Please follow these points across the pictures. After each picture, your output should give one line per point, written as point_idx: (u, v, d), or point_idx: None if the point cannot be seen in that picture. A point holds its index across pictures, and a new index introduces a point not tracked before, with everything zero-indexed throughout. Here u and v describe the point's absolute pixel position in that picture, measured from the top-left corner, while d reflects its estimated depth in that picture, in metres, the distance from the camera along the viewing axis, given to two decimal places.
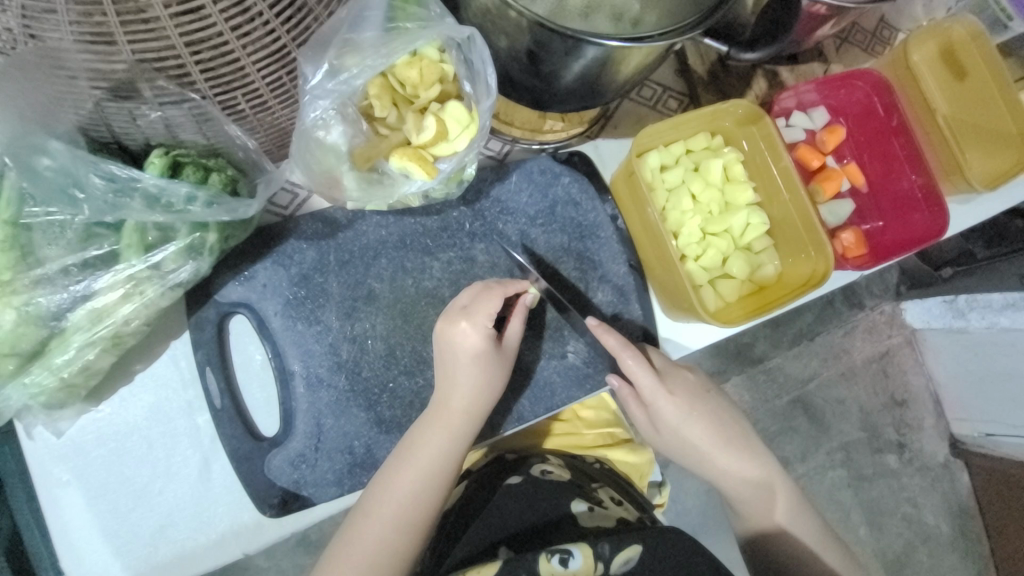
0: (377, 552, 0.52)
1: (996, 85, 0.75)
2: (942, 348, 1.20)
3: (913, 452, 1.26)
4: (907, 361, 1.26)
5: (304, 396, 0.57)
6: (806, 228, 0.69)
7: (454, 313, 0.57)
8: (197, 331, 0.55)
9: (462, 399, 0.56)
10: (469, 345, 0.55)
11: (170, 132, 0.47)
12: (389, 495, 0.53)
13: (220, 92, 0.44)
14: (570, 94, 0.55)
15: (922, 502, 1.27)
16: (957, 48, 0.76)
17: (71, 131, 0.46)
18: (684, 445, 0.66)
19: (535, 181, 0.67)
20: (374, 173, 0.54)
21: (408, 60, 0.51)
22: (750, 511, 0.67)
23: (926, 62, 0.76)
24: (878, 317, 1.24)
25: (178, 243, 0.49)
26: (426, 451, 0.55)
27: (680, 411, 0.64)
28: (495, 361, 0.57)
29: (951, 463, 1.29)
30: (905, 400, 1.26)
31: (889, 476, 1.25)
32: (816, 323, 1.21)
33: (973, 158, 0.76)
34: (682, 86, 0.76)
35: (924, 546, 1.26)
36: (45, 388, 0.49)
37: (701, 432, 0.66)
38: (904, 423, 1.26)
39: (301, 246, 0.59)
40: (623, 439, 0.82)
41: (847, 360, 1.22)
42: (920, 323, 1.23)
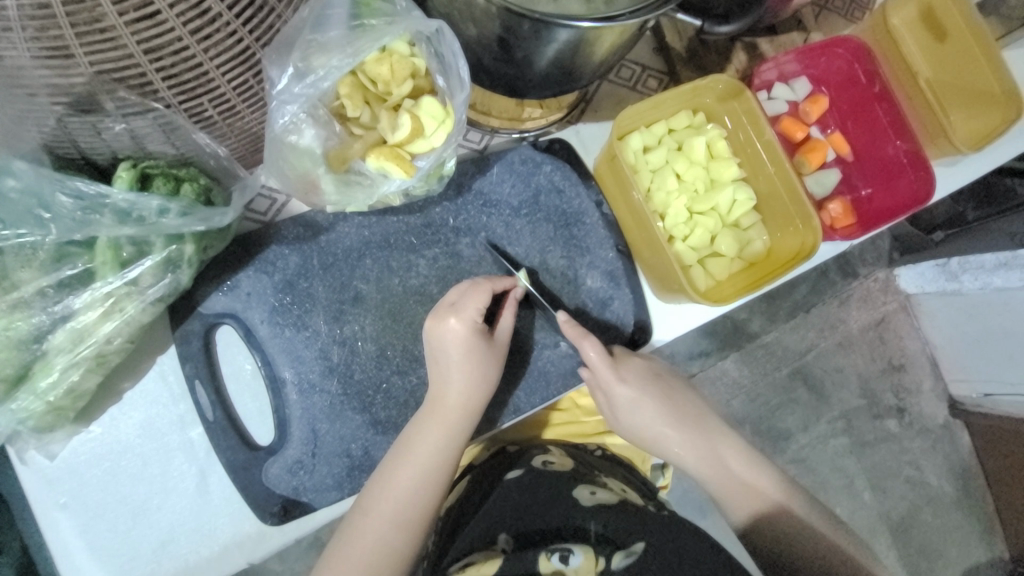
0: (380, 550, 0.53)
1: (978, 44, 0.74)
2: (938, 312, 1.21)
3: (913, 416, 1.27)
4: (903, 327, 1.26)
5: (297, 402, 0.57)
6: (792, 201, 0.68)
7: (443, 310, 0.56)
8: (184, 345, 0.54)
9: (457, 395, 0.55)
10: (460, 340, 0.55)
11: (137, 144, 0.46)
12: (390, 494, 0.53)
13: (185, 100, 0.43)
14: (545, 80, 0.54)
15: (925, 464, 1.28)
16: (938, 9, 0.75)
17: (36, 151, 0.45)
18: (646, 431, 0.66)
19: (517, 171, 0.66)
20: (350, 174, 0.52)
21: (378, 56, 0.50)
22: (739, 496, 0.64)
23: (907, 25, 0.75)
24: (872, 285, 1.24)
25: (155, 257, 0.48)
26: (423, 450, 0.54)
27: (637, 394, 0.64)
28: (488, 355, 0.57)
29: (951, 424, 1.30)
30: (903, 366, 1.27)
31: (891, 441, 1.27)
32: (811, 295, 1.21)
33: (958, 119, 0.75)
34: (660, 64, 0.75)
35: (929, 507, 1.28)
36: (33, 413, 0.48)
37: (658, 415, 0.65)
38: (903, 388, 1.27)
39: (283, 252, 0.58)
40: None
41: (844, 330, 1.23)
42: (914, 288, 1.23)
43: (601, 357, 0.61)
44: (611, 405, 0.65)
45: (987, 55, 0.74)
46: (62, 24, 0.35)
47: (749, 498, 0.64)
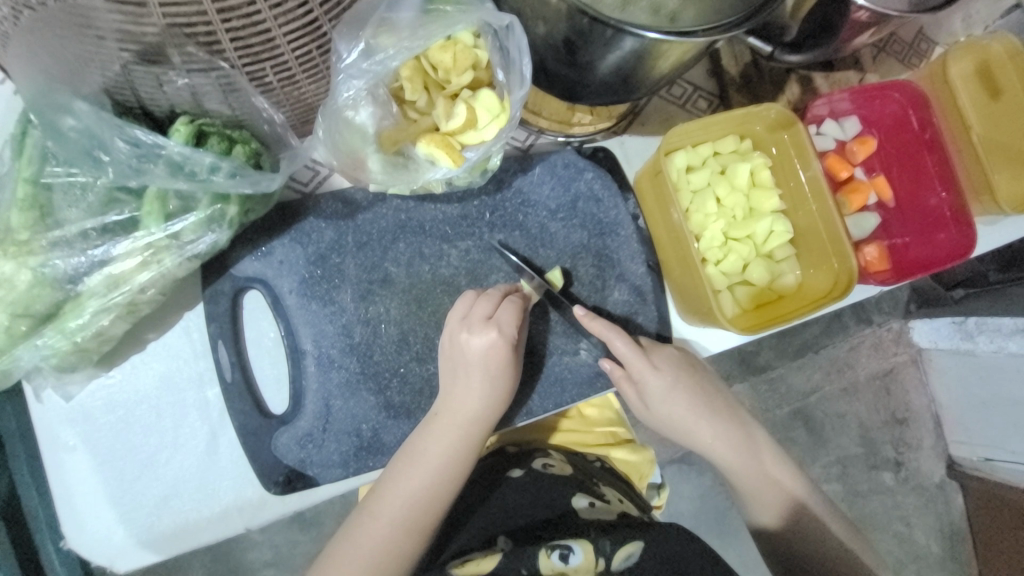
0: (382, 557, 0.52)
1: None
2: (949, 370, 1.19)
3: (910, 471, 1.26)
4: (912, 380, 1.25)
5: (314, 375, 0.56)
6: (831, 240, 0.68)
7: (476, 324, 0.55)
8: (212, 304, 0.55)
9: (469, 411, 0.55)
10: (489, 356, 0.55)
11: (197, 101, 0.47)
12: (394, 498, 0.53)
13: (249, 63, 0.43)
14: (604, 87, 0.53)
15: (915, 522, 1.26)
16: (996, 65, 0.75)
17: (97, 94, 0.45)
18: (674, 419, 0.67)
19: (558, 174, 0.66)
20: (399, 156, 0.53)
21: (443, 43, 0.50)
22: (764, 502, 0.67)
23: (967, 77, 0.74)
24: (884, 334, 1.22)
25: (199, 214, 0.48)
26: (433, 456, 0.54)
27: (670, 384, 0.64)
28: (500, 374, 0.56)
29: (947, 485, 1.28)
30: (906, 419, 1.25)
31: (885, 493, 1.25)
32: (822, 336, 1.20)
33: (1003, 180, 0.73)
34: (712, 86, 0.74)
35: (913, 565, 1.26)
36: (58, 351, 0.48)
37: (693, 408, 0.66)
38: (903, 442, 1.25)
39: (319, 224, 0.58)
40: (624, 439, 0.82)
41: (851, 376, 1.21)
42: (926, 342, 1.22)
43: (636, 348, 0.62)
44: (644, 394, 0.64)
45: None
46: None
47: (777, 499, 0.67)
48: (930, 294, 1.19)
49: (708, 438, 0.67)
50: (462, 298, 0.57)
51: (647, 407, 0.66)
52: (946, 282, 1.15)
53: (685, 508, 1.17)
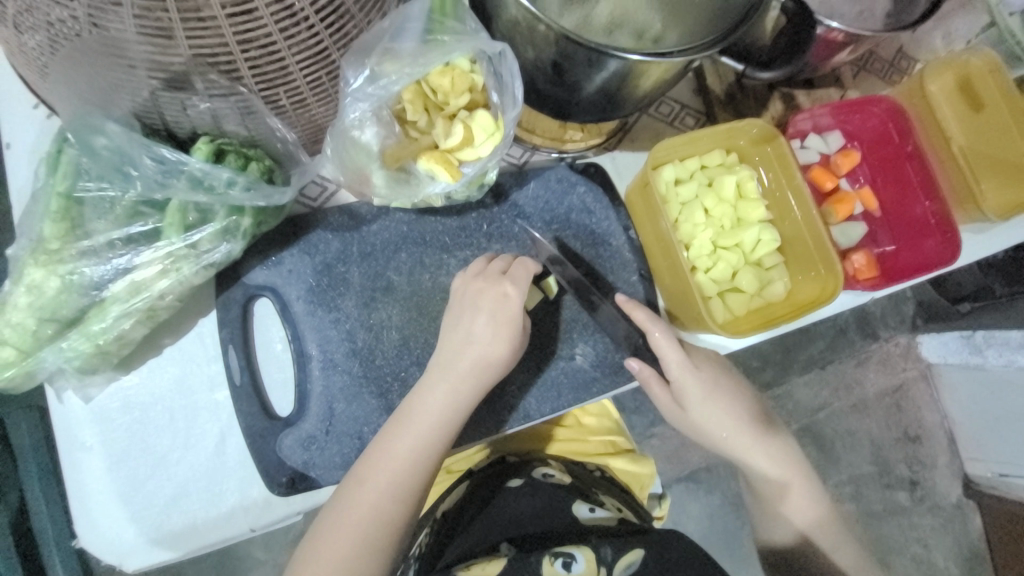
0: (377, 510, 0.54)
1: (1011, 117, 0.77)
2: (958, 385, 1.19)
3: (925, 490, 1.24)
4: (921, 396, 1.24)
5: (319, 379, 0.59)
6: (817, 247, 0.70)
7: (469, 322, 0.58)
8: (224, 310, 0.58)
9: (471, 364, 0.57)
10: (482, 354, 0.57)
11: (216, 123, 0.51)
12: (392, 454, 0.55)
13: (264, 88, 0.47)
14: (591, 105, 0.57)
15: (933, 542, 1.24)
16: (973, 80, 0.78)
17: (127, 117, 0.49)
18: (713, 427, 0.68)
19: (552, 188, 0.69)
20: (402, 172, 0.57)
21: (442, 69, 0.54)
22: (777, 519, 0.71)
23: (945, 92, 0.77)
24: (892, 349, 1.23)
25: (215, 225, 0.52)
26: (431, 411, 0.56)
27: (706, 391, 0.66)
28: (505, 330, 0.58)
29: (963, 504, 1.26)
30: (917, 436, 1.24)
31: (900, 513, 1.23)
32: (828, 351, 1.20)
33: (988, 188, 0.75)
34: (698, 104, 0.79)
35: None
36: (81, 353, 0.52)
37: (720, 422, 0.68)
38: (916, 459, 1.24)
39: (326, 236, 0.62)
40: (623, 449, 0.83)
41: (859, 392, 1.21)
42: (935, 358, 1.22)
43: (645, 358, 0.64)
44: (677, 398, 0.67)
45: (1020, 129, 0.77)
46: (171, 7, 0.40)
47: (789, 521, 0.70)
48: (937, 308, 1.20)
49: (741, 448, 0.69)
50: (470, 261, 0.61)
51: (682, 411, 0.68)
52: (951, 297, 1.16)
53: (692, 525, 1.16)
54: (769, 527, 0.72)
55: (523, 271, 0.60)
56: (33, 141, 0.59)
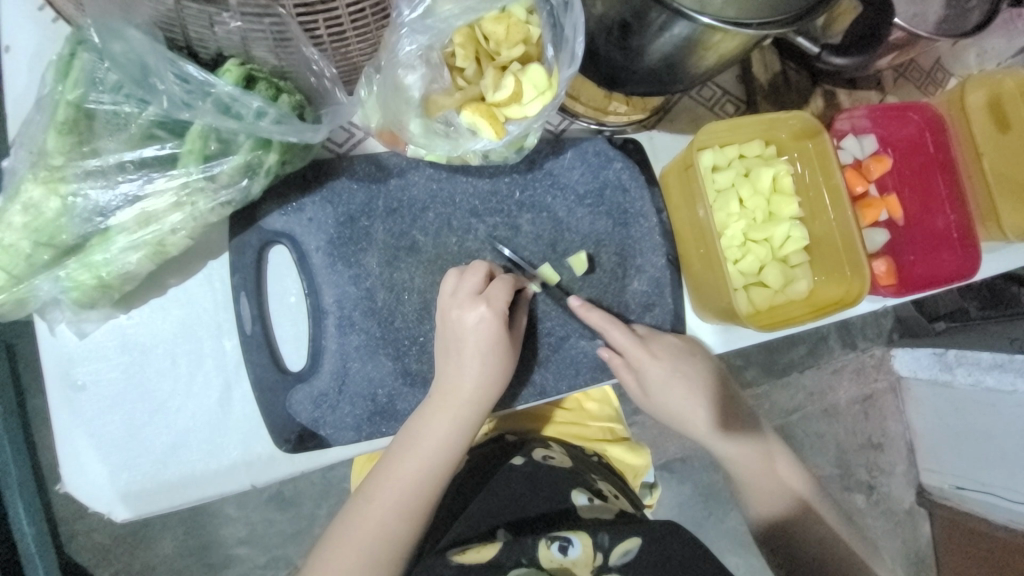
0: (378, 537, 0.52)
1: None
2: (925, 400, 1.23)
3: (881, 495, 1.29)
4: (889, 407, 1.28)
5: (334, 336, 0.56)
6: (845, 249, 0.70)
7: (465, 299, 0.55)
8: (238, 254, 0.54)
9: (470, 386, 0.55)
10: (480, 330, 0.55)
11: (244, 45, 0.46)
12: (392, 480, 0.53)
13: (303, 13, 0.43)
14: (648, 74, 0.55)
15: (882, 546, 1.30)
16: (1009, 99, 0.78)
17: (149, 25, 0.44)
18: (674, 408, 0.68)
19: (588, 161, 0.67)
20: (441, 124, 0.53)
21: (496, 16, 0.50)
22: (766, 500, 0.69)
23: (982, 109, 0.78)
24: (867, 360, 1.26)
25: (238, 158, 0.48)
26: (432, 436, 0.54)
27: (668, 375, 0.65)
28: (503, 350, 0.56)
29: (915, 511, 1.32)
30: (882, 444, 1.29)
31: (856, 516, 1.28)
32: (808, 356, 1.23)
33: (1008, 209, 0.76)
34: (741, 92, 0.77)
35: None
36: (79, 284, 0.47)
37: (686, 397, 0.67)
38: (877, 466, 1.29)
39: (351, 186, 0.58)
40: (622, 437, 0.82)
41: (833, 398, 1.24)
42: (905, 371, 1.26)
43: (628, 337, 0.63)
44: (647, 386, 0.66)
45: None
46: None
47: (778, 499, 0.68)
48: (911, 324, 1.25)
49: (698, 427, 0.69)
50: (455, 270, 0.57)
51: (647, 396, 0.67)
52: (928, 313, 1.22)
53: (663, 513, 1.19)
54: (750, 509, 0.70)
55: (506, 277, 0.58)
56: (36, 47, 0.53)
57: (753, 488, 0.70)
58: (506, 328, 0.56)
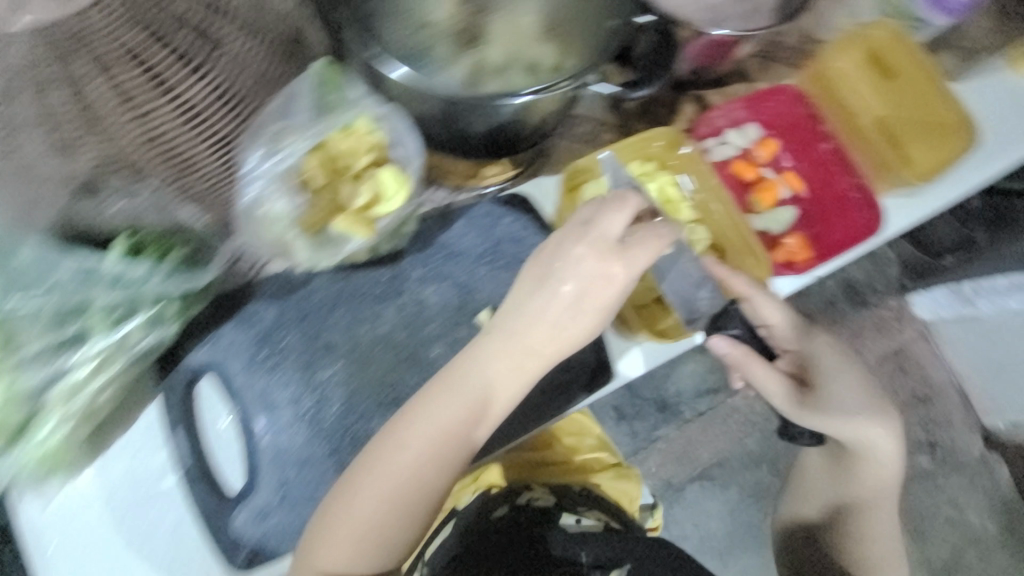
0: (362, 523, 0.54)
1: (925, 81, 0.81)
2: (961, 340, 1.18)
3: (945, 449, 1.24)
4: (924, 355, 1.23)
5: (268, 449, 0.59)
6: (743, 239, 0.75)
7: (577, 257, 0.57)
8: (168, 394, 0.59)
9: (512, 355, 0.57)
10: (541, 295, 0.57)
11: (134, 217, 0.55)
12: (393, 462, 0.55)
13: (170, 177, 0.54)
14: (481, 144, 0.64)
15: (964, 502, 1.24)
16: (882, 51, 0.82)
17: (45, 228, 0.53)
18: (845, 390, 0.69)
19: (479, 224, 0.71)
20: (320, 236, 0.59)
21: (342, 133, 0.57)
22: (863, 487, 0.77)
23: (861, 65, 0.81)
24: (885, 313, 1.22)
25: (142, 316, 0.55)
26: (452, 413, 0.56)
27: (801, 339, 0.69)
28: (549, 318, 0.57)
29: (987, 457, 1.25)
30: (927, 397, 1.23)
31: (924, 477, 1.23)
32: (827, 325, 1.19)
33: (919, 153, 0.79)
34: (613, 118, 0.81)
35: (971, 547, 1.24)
36: (25, 464, 0.54)
37: (836, 367, 0.70)
38: (929, 421, 1.23)
39: (260, 307, 0.63)
40: (608, 464, 0.93)
41: (861, 362, 1.19)
42: (928, 315, 1.21)
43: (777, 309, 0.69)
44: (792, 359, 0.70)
45: (938, 92, 0.80)
46: (70, 106, 0.46)
47: (870, 486, 0.77)
48: (920, 264, 1.20)
49: (839, 405, 0.68)
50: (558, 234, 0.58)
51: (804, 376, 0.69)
52: (933, 250, 1.17)
53: (714, 521, 1.19)
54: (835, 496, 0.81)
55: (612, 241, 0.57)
56: None
57: (859, 479, 0.77)
58: (578, 298, 0.57)
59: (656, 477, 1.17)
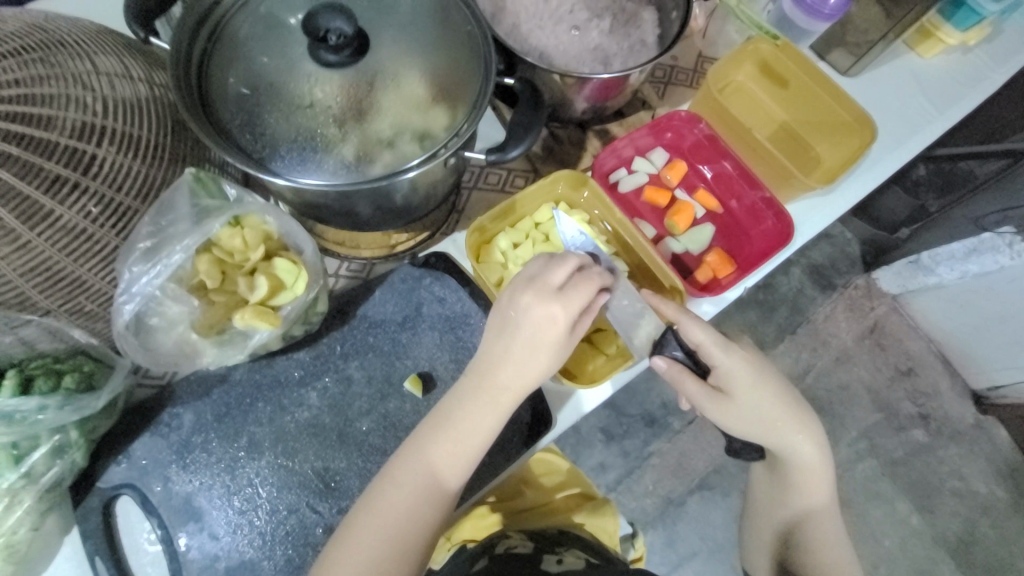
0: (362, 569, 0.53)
1: (815, 84, 0.83)
2: (931, 307, 1.17)
3: (938, 420, 1.22)
4: (900, 327, 1.24)
5: (196, 561, 0.59)
6: (658, 269, 0.75)
7: (545, 284, 0.56)
8: (83, 522, 0.58)
9: (498, 386, 0.56)
10: (516, 320, 0.57)
11: (29, 346, 0.56)
12: (393, 499, 0.55)
13: (64, 302, 0.55)
14: (383, 215, 0.65)
15: (968, 472, 1.21)
16: (772, 61, 0.85)
17: None
18: (761, 396, 0.64)
19: (398, 290, 0.71)
20: (223, 334, 0.59)
21: (229, 232, 0.56)
22: (792, 503, 0.70)
23: (754, 79, 0.87)
24: (854, 293, 1.24)
25: (44, 448, 0.55)
26: (445, 444, 0.56)
27: (724, 347, 0.63)
28: (525, 354, 0.56)
29: (982, 422, 1.23)
30: (911, 369, 1.23)
31: (923, 452, 1.21)
32: (794, 314, 1.23)
33: (825, 149, 0.84)
34: (523, 164, 0.82)
35: (985, 518, 1.19)
36: None
37: (757, 375, 0.65)
38: (918, 392, 1.23)
39: (176, 412, 0.62)
40: (585, 500, 0.87)
41: (838, 343, 1.22)
42: (896, 289, 1.21)
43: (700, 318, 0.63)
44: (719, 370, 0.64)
45: (832, 90, 0.82)
46: None
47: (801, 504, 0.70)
48: (879, 242, 1.21)
49: (757, 410, 0.64)
50: (531, 269, 0.58)
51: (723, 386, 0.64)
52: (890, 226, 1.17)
53: (721, 533, 1.15)
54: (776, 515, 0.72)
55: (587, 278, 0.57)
56: None
57: (788, 493, 0.70)
58: (550, 332, 0.56)
59: (655, 494, 1.15)
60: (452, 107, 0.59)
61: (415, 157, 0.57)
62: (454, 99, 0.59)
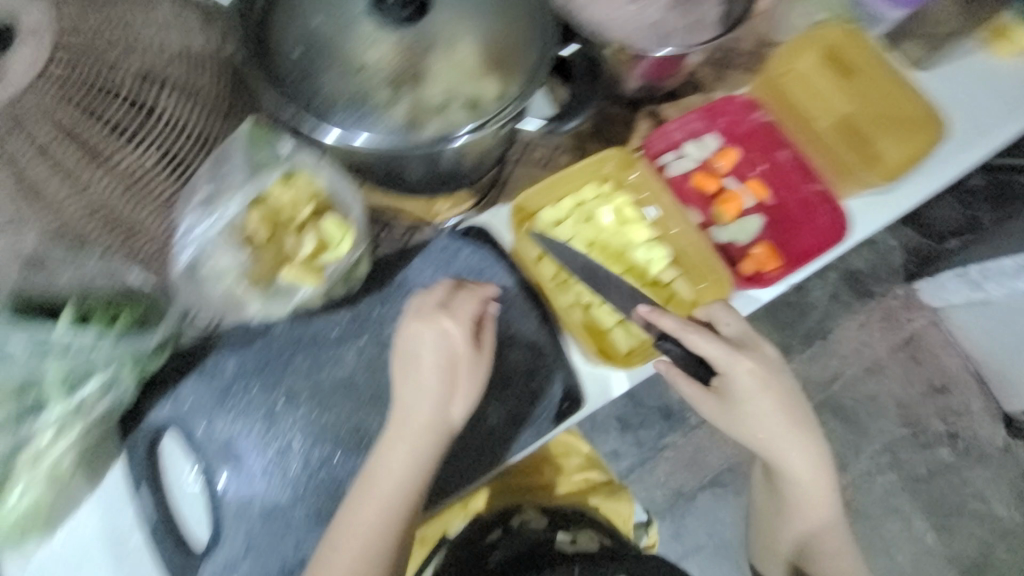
0: None
1: (882, 79, 0.80)
2: (973, 325, 1.10)
3: (968, 441, 1.18)
4: (937, 342, 1.20)
5: (230, 502, 0.61)
6: (702, 257, 0.73)
7: (429, 313, 0.57)
8: (132, 449, 0.62)
9: (413, 417, 0.56)
10: (411, 357, 0.57)
11: (81, 284, 0.54)
12: (355, 529, 0.54)
13: (119, 241, 0.55)
14: (429, 180, 0.65)
15: (992, 495, 1.17)
16: (839, 49, 0.81)
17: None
18: (767, 403, 0.63)
19: (436, 259, 0.70)
20: (269, 287, 0.60)
21: (283, 186, 0.58)
22: (800, 515, 0.70)
23: (820, 65, 0.82)
24: (892, 303, 1.19)
25: (97, 382, 0.56)
26: (386, 478, 0.55)
27: (730, 355, 0.62)
28: (433, 381, 0.56)
29: (1013, 446, 1.18)
30: (945, 386, 1.19)
31: (948, 471, 1.17)
32: (826, 318, 1.18)
33: (889, 144, 0.78)
34: (569, 141, 0.81)
35: (1003, 543, 1.15)
36: None
37: (765, 385, 0.63)
38: (949, 410, 1.18)
39: (220, 359, 0.64)
40: (601, 483, 0.88)
41: (872, 354, 1.18)
42: (939, 303, 1.15)
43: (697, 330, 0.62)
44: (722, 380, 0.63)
45: (901, 85, 0.79)
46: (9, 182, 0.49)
47: (806, 515, 0.70)
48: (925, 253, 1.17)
49: (763, 417, 0.63)
50: (421, 293, 0.59)
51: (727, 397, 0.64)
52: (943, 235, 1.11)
53: (728, 530, 1.15)
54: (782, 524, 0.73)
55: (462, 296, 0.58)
56: None
57: (793, 506, 0.70)
58: (455, 354, 0.57)
59: (666, 486, 1.14)
60: (507, 76, 0.57)
61: (466, 123, 0.55)
62: (508, 67, 0.58)
